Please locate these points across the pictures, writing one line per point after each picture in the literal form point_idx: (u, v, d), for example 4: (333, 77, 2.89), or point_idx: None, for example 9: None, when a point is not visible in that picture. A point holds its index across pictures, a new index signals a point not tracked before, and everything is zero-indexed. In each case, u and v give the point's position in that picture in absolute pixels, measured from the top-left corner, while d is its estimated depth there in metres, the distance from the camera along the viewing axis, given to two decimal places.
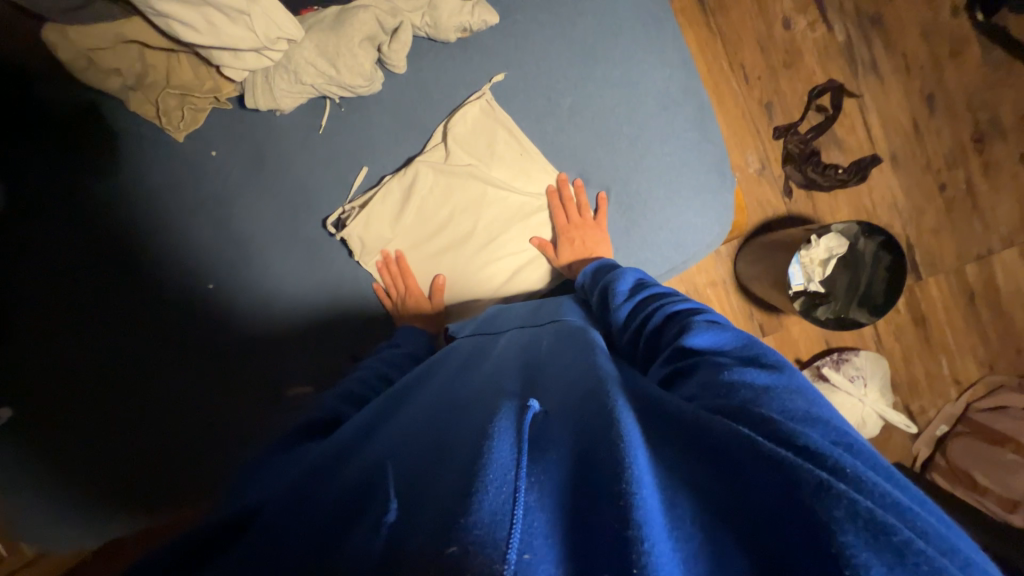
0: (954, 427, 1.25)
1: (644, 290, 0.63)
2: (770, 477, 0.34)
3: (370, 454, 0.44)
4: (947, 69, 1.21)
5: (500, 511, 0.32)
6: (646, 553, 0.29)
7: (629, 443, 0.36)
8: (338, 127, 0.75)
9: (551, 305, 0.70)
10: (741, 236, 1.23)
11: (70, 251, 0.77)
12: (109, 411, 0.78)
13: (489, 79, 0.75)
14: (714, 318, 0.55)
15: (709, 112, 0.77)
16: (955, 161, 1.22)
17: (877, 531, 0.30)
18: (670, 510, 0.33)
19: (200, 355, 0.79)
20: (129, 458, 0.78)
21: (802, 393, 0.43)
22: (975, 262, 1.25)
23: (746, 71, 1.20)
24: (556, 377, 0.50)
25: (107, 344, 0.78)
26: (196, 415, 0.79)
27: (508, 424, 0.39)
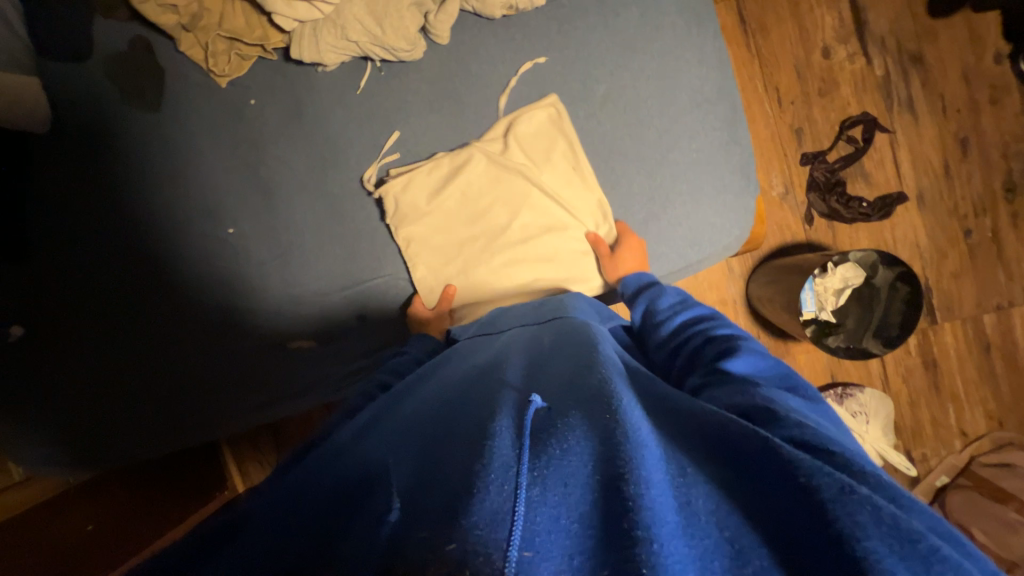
0: (955, 479, 1.21)
1: (682, 308, 0.64)
2: (788, 492, 0.34)
3: (372, 455, 0.45)
4: (984, 114, 1.20)
5: (501, 509, 0.32)
6: (655, 550, 0.29)
7: (634, 443, 0.36)
8: (376, 90, 0.77)
9: (555, 303, 0.70)
10: (757, 257, 1.22)
11: (95, 199, 0.79)
12: (116, 361, 0.79)
13: (527, 62, 0.76)
14: (752, 345, 0.56)
15: (740, 116, 0.78)
16: (983, 207, 1.21)
17: (901, 537, 0.30)
18: (684, 508, 0.33)
19: (208, 304, 0.80)
20: (133, 408, 0.79)
21: (833, 423, 0.44)
22: (994, 312, 1.22)
23: (780, 94, 1.21)
24: (556, 370, 0.50)
25: (118, 288, 0.79)
26: (195, 360, 0.80)
27: (506, 426, 0.40)
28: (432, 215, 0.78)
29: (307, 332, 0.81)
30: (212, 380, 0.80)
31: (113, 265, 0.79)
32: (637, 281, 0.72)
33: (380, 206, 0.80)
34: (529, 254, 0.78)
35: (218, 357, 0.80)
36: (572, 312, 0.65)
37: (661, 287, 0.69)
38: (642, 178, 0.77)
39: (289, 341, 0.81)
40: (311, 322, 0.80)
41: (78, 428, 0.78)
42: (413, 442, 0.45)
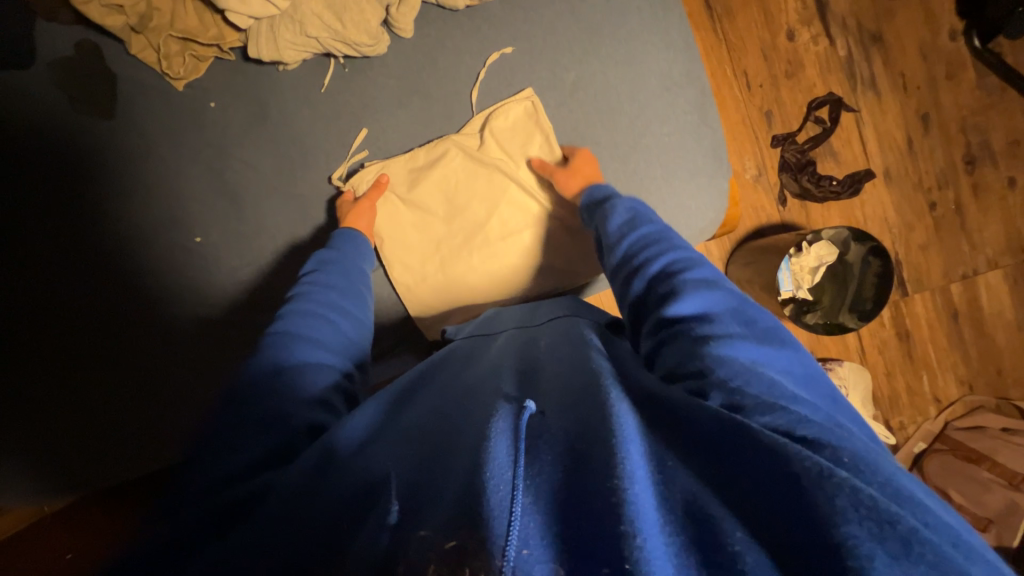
0: (931, 445, 1.25)
1: (637, 233, 0.63)
2: (773, 476, 0.34)
3: (365, 456, 0.44)
4: (943, 90, 1.23)
5: (497, 512, 0.33)
6: (639, 548, 0.30)
7: (625, 441, 0.37)
8: (341, 87, 0.75)
9: (547, 306, 0.70)
10: (734, 240, 1.25)
11: (52, 208, 0.75)
12: (84, 377, 0.76)
13: (495, 53, 0.75)
14: (705, 275, 0.56)
15: (709, 100, 0.78)
16: (946, 180, 1.25)
17: (881, 521, 0.30)
18: (671, 503, 0.34)
19: (180, 315, 0.77)
20: (104, 426, 0.76)
21: (792, 374, 0.45)
22: (960, 281, 1.27)
23: (748, 78, 1.23)
24: (552, 372, 0.49)
25: (86, 306, 0.76)
26: (171, 374, 0.77)
27: (505, 425, 0.40)
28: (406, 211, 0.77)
29: None
30: (190, 395, 0.77)
31: (79, 280, 0.76)
32: (593, 200, 0.70)
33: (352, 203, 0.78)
34: (508, 250, 0.77)
35: (195, 372, 0.77)
36: (567, 312, 0.64)
37: (617, 205, 0.67)
38: (614, 165, 0.76)
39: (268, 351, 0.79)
40: None
41: (46, 451, 0.74)
42: (406, 449, 0.44)
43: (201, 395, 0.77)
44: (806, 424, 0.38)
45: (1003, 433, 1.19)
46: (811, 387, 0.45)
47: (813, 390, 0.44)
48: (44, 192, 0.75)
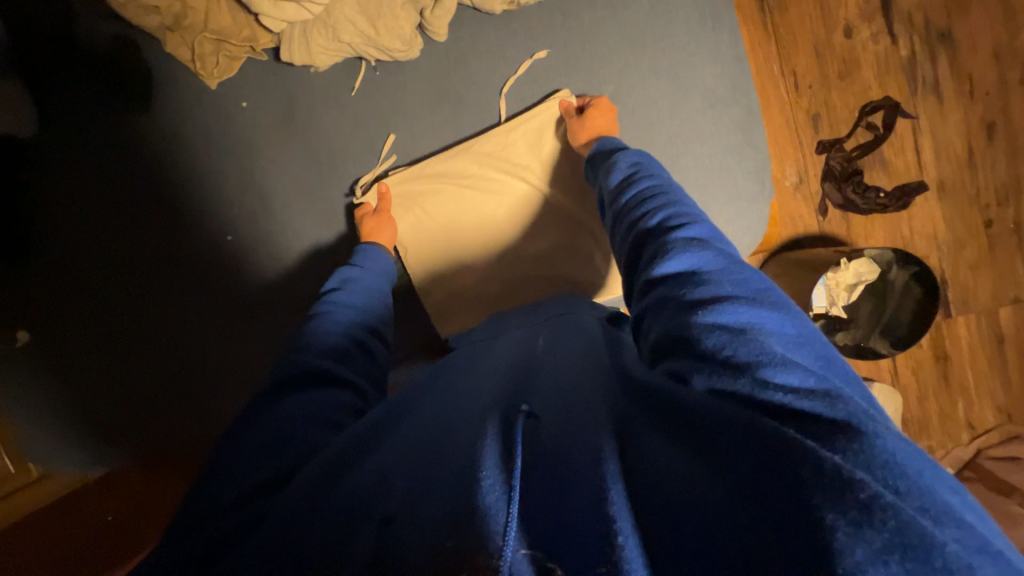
0: (960, 471, 1.21)
1: (633, 185, 0.59)
2: (749, 456, 0.33)
3: (365, 435, 0.45)
4: (1014, 97, 1.13)
5: (494, 511, 0.33)
6: (621, 547, 0.31)
7: (606, 449, 0.38)
8: (372, 91, 0.74)
9: (556, 305, 0.69)
10: (767, 250, 1.20)
11: (95, 198, 0.78)
12: (120, 352, 0.80)
13: (529, 58, 0.72)
14: (700, 228, 0.51)
15: (756, 115, 0.73)
16: (1006, 196, 1.16)
17: (843, 489, 0.29)
18: (647, 498, 0.34)
19: (211, 305, 0.79)
20: (142, 402, 0.80)
21: (781, 334, 0.41)
22: (1011, 304, 1.19)
23: (797, 78, 1.15)
24: (552, 376, 0.50)
25: (123, 288, 0.79)
26: (202, 360, 0.80)
27: (496, 429, 0.40)
28: (431, 218, 0.76)
29: None
30: (218, 380, 0.80)
31: (116, 263, 0.79)
32: (594, 158, 0.66)
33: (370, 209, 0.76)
34: (528, 262, 0.76)
35: (222, 359, 0.80)
36: (575, 313, 0.64)
37: (617, 160, 0.62)
38: None
39: None
40: None
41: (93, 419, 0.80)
42: (406, 439, 0.44)
43: (227, 381, 0.80)
44: (802, 405, 0.36)
45: None
46: (816, 353, 0.40)
47: (818, 356, 0.40)
48: (89, 180, 0.78)
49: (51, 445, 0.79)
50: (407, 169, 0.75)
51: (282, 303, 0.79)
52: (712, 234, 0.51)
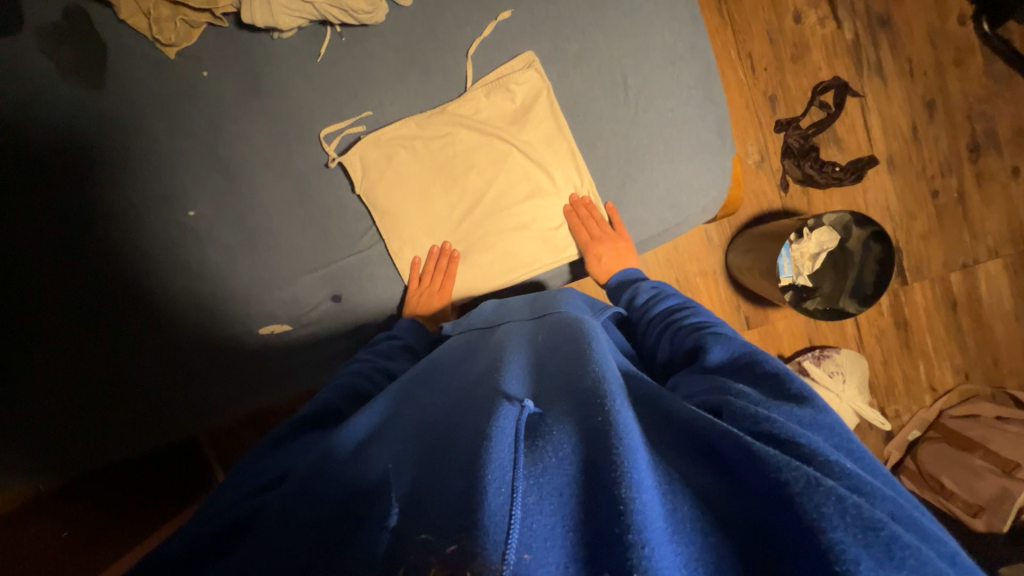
0: (926, 432, 1.27)
1: (662, 297, 0.65)
2: (764, 486, 0.35)
3: (374, 454, 0.46)
4: (949, 76, 1.21)
5: (497, 517, 0.33)
6: (646, 557, 0.30)
7: (628, 446, 0.36)
8: (338, 57, 0.71)
9: (549, 297, 0.70)
10: (734, 227, 1.25)
11: (44, 192, 0.74)
12: (87, 363, 0.76)
13: (494, 20, 0.70)
14: (723, 325, 0.56)
15: (714, 73, 0.70)
16: (949, 169, 1.23)
17: (866, 527, 0.32)
18: (671, 515, 0.34)
19: (177, 295, 0.76)
20: (112, 416, 0.77)
21: (812, 401, 0.42)
22: (961, 270, 1.26)
23: (753, 61, 1.21)
24: (554, 368, 0.49)
25: (85, 287, 0.75)
26: (170, 348, 0.77)
27: (508, 424, 0.41)
28: (402, 181, 0.73)
29: (274, 317, 0.77)
30: (190, 374, 0.77)
31: (76, 254, 0.75)
32: (620, 281, 0.71)
33: (346, 173, 0.74)
34: (511, 211, 0.73)
35: (195, 355, 0.77)
36: (564, 307, 0.64)
37: (639, 283, 0.69)
38: (617, 143, 0.70)
39: (259, 328, 0.77)
40: (282, 306, 0.77)
41: (62, 443, 0.77)
42: (412, 449, 0.45)
43: (197, 368, 0.77)
44: (808, 438, 0.38)
45: (998, 421, 1.18)
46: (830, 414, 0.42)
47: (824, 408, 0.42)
48: (29, 165, 0.73)
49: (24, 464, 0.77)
50: (373, 129, 0.73)
51: (253, 280, 0.76)
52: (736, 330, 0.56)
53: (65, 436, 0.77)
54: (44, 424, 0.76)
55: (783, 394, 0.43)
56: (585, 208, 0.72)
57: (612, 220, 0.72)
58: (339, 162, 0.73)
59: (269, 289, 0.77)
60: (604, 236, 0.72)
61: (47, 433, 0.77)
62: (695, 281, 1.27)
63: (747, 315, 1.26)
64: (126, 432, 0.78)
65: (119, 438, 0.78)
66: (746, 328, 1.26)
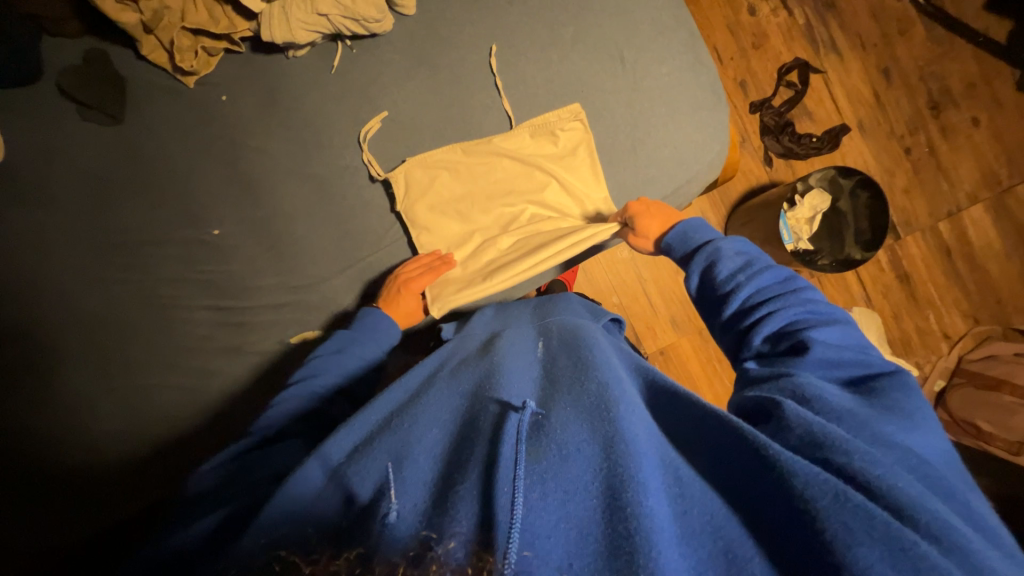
0: (951, 380, 1.28)
1: (753, 268, 0.61)
2: (773, 490, 0.38)
3: (381, 442, 0.47)
4: (897, 44, 1.33)
5: (500, 516, 0.35)
6: (653, 553, 0.33)
7: (634, 451, 0.40)
8: (349, 67, 0.76)
9: (550, 304, 0.77)
10: (729, 205, 1.30)
11: (66, 230, 0.75)
12: (110, 398, 0.74)
13: (489, 52, 0.75)
14: (813, 316, 0.55)
15: (699, 40, 0.76)
16: (915, 126, 1.32)
17: (883, 531, 0.33)
18: (679, 519, 0.37)
19: (204, 316, 0.77)
20: (133, 453, 0.73)
21: (869, 421, 0.43)
22: (947, 219, 1.32)
23: (719, 53, 1.31)
24: (561, 377, 0.53)
25: (109, 319, 0.75)
26: (191, 376, 0.76)
27: (513, 428, 0.44)
28: (436, 180, 0.75)
29: (306, 324, 0.78)
30: (221, 396, 0.76)
31: (98, 286, 0.75)
32: (684, 236, 0.67)
33: (389, 190, 0.78)
34: (528, 193, 0.76)
35: (224, 378, 0.77)
36: (563, 316, 0.70)
37: (718, 245, 0.64)
38: (621, 112, 0.74)
39: (289, 337, 0.78)
40: (314, 310, 0.78)
41: (65, 498, 0.70)
42: (416, 450, 0.46)
43: (221, 393, 0.76)
44: (859, 450, 0.39)
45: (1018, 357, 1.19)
46: (913, 421, 0.43)
47: (918, 429, 0.43)
48: (50, 204, 0.75)
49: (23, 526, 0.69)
50: (385, 127, 0.76)
51: (280, 292, 0.77)
52: (825, 317, 0.55)
53: (73, 486, 0.71)
54: (47, 475, 0.70)
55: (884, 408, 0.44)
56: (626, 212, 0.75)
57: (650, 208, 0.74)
58: (385, 178, 0.76)
59: (299, 298, 0.77)
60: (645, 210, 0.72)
61: (50, 487, 0.70)
62: None
63: None
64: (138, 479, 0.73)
65: (138, 481, 0.73)
66: None
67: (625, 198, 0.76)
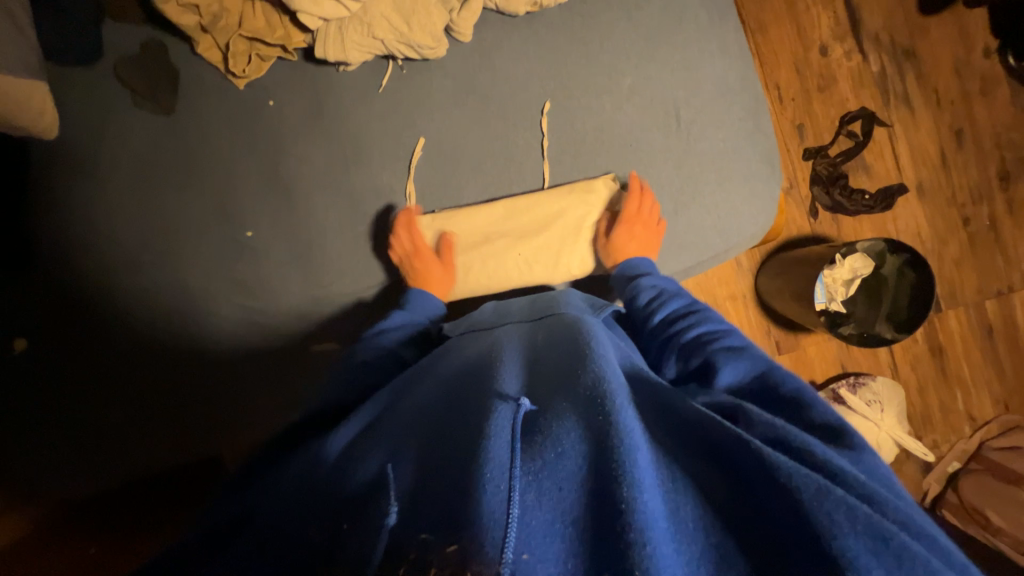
0: (967, 464, 1.23)
1: (665, 297, 0.65)
2: (775, 496, 0.35)
3: (377, 439, 0.47)
4: (977, 105, 1.24)
5: (496, 512, 0.34)
6: (649, 554, 0.31)
7: (630, 443, 0.37)
8: (398, 87, 0.75)
9: (548, 299, 0.68)
10: (763, 252, 1.25)
11: (110, 211, 0.77)
12: (137, 375, 0.78)
13: (539, 114, 0.74)
14: (733, 337, 0.58)
15: (763, 104, 0.75)
16: (979, 196, 1.24)
17: (878, 538, 0.32)
18: (674, 513, 0.35)
19: (228, 312, 0.78)
20: (149, 427, 0.78)
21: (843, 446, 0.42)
22: (996, 297, 1.25)
23: (780, 91, 1.24)
24: (552, 366, 0.49)
25: (142, 301, 0.78)
26: (209, 368, 0.78)
27: (505, 423, 0.40)
28: (470, 216, 0.74)
29: (324, 334, 0.79)
30: (234, 389, 0.79)
31: (134, 270, 0.78)
32: (628, 272, 0.70)
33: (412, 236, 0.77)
34: (571, 253, 0.73)
35: (238, 373, 0.79)
36: (564, 308, 0.62)
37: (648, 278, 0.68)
38: (669, 171, 0.72)
39: (307, 345, 0.79)
40: (333, 323, 0.79)
41: (92, 452, 0.77)
42: (414, 440, 0.45)
43: (233, 390, 0.79)
44: (817, 448, 0.39)
45: None
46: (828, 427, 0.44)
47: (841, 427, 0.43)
48: (98, 183, 0.77)
49: (48, 472, 0.76)
50: (426, 152, 0.76)
51: (303, 299, 0.78)
52: (743, 337, 0.58)
53: (97, 445, 0.77)
54: (77, 431, 0.77)
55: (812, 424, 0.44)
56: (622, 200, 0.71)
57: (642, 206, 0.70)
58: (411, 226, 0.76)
59: (319, 307, 0.79)
60: (634, 214, 0.70)
61: (81, 444, 0.76)
62: (724, 306, 1.27)
63: (777, 340, 1.25)
64: (150, 449, 0.78)
65: (154, 453, 0.78)
66: (777, 353, 1.25)
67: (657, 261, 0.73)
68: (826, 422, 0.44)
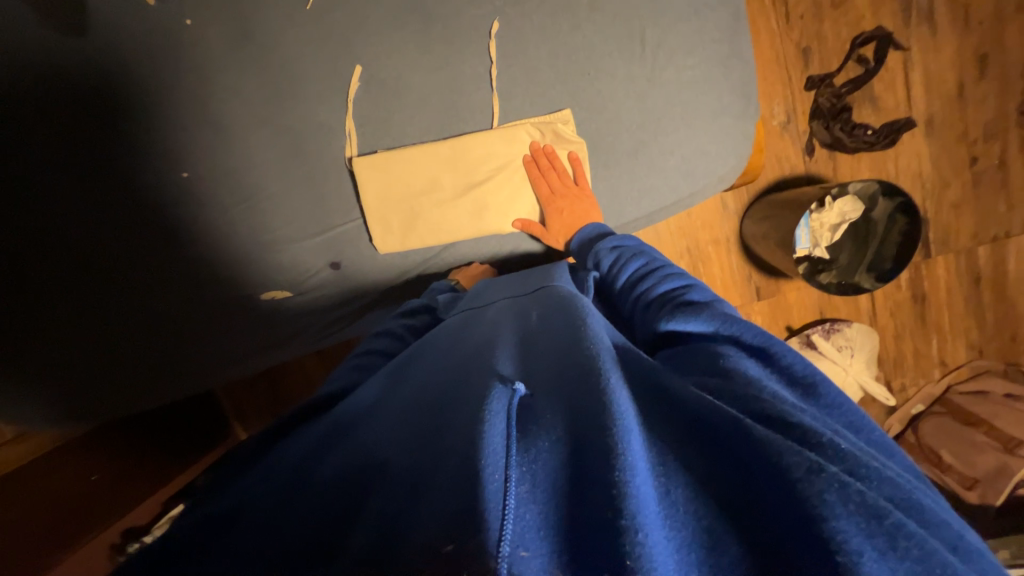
0: (930, 407, 1.24)
1: (623, 258, 0.62)
2: (771, 480, 0.30)
3: (364, 434, 0.43)
4: (1009, 25, 1.10)
5: (492, 500, 0.30)
6: (640, 543, 0.27)
7: (623, 425, 0.32)
8: (331, 4, 0.67)
9: (543, 272, 0.64)
10: (751, 194, 1.18)
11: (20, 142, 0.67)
12: (93, 323, 0.74)
13: (489, 37, 0.67)
14: (692, 288, 0.52)
15: (743, 24, 0.70)
16: (992, 132, 1.14)
17: (869, 515, 0.28)
18: (663, 498, 0.31)
19: (184, 263, 0.73)
20: (117, 376, 0.77)
21: (841, 412, 0.38)
22: (990, 244, 1.20)
23: (788, 7, 1.09)
24: (548, 346, 0.44)
25: (74, 244, 0.71)
26: (162, 314, 0.75)
27: (499, 409, 0.36)
28: (415, 158, 0.70)
29: (275, 283, 0.77)
30: (198, 339, 0.78)
31: (90, 222, 0.71)
32: (584, 246, 0.67)
33: (353, 177, 0.73)
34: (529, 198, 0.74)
35: (201, 323, 0.77)
36: (558, 283, 0.57)
37: (605, 246, 0.64)
38: (630, 104, 0.69)
39: (260, 294, 0.77)
40: (281, 272, 0.76)
41: (66, 396, 0.76)
42: (404, 432, 0.41)
43: (200, 335, 0.77)
44: (797, 415, 0.34)
45: (1008, 400, 1.16)
46: (817, 393, 0.39)
47: (828, 392, 0.39)
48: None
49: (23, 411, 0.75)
50: (366, 83, 0.69)
51: (247, 246, 0.74)
52: (705, 289, 0.52)
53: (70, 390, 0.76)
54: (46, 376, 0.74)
55: (791, 379, 0.40)
56: (544, 159, 0.71)
57: (576, 175, 0.71)
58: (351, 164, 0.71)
59: (263, 250, 0.75)
60: (567, 190, 0.71)
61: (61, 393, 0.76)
62: (705, 250, 1.22)
63: (758, 286, 1.22)
64: (123, 394, 0.78)
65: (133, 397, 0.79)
66: (756, 299, 1.23)
67: (617, 206, 0.74)
68: (804, 377, 0.40)
